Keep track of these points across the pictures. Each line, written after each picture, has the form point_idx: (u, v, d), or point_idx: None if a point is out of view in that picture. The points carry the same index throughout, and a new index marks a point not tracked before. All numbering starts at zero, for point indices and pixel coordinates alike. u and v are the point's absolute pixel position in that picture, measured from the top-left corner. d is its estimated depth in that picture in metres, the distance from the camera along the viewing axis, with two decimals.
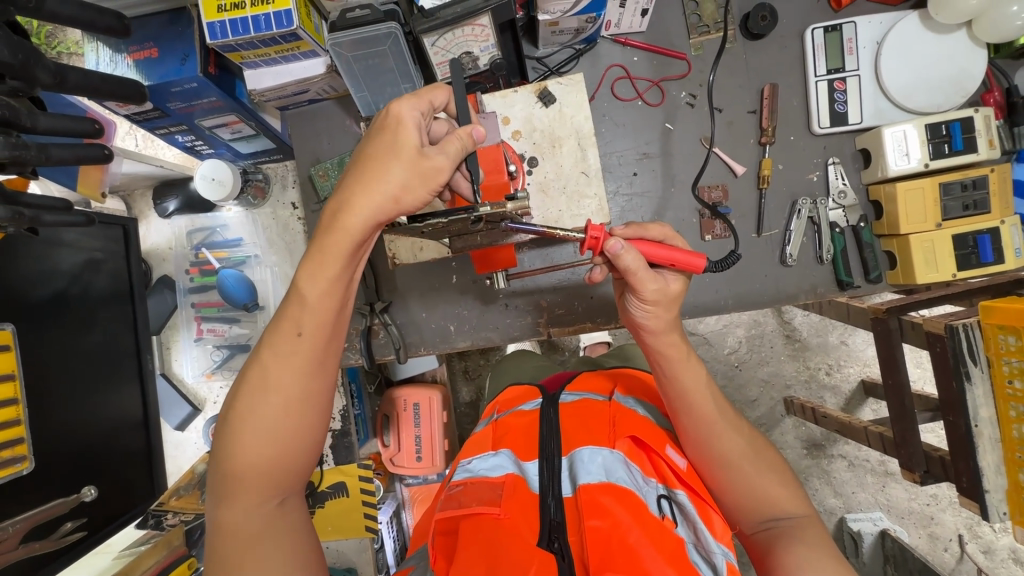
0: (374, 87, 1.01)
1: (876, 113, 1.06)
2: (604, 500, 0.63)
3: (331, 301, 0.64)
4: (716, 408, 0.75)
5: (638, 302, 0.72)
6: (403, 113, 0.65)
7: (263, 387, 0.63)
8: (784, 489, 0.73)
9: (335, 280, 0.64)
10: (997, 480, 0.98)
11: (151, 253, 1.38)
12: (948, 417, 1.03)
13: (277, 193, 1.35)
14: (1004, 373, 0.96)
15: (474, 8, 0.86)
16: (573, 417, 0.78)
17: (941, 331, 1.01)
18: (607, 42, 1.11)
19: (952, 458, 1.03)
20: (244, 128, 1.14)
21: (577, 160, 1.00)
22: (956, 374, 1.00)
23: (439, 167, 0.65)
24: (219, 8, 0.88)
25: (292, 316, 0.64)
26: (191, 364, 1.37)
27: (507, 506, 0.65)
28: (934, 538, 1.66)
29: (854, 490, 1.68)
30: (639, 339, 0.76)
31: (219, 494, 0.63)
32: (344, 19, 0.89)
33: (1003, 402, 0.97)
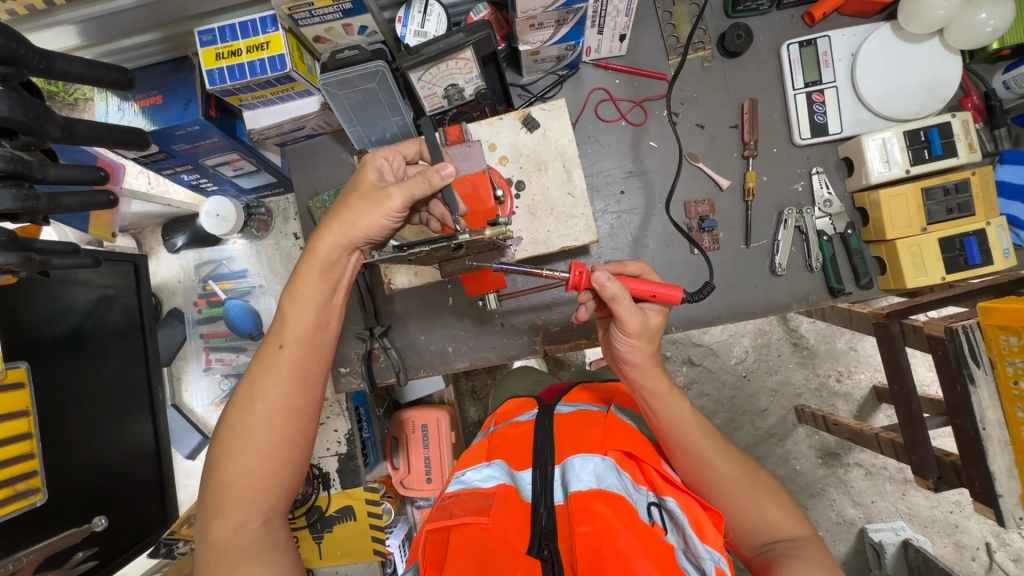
0: (365, 123, 1.06)
1: (856, 122, 1.08)
2: (595, 506, 0.64)
3: (309, 318, 0.77)
4: (703, 434, 0.77)
5: (622, 336, 0.76)
6: (374, 160, 0.83)
7: (248, 409, 0.74)
8: (781, 511, 0.74)
9: (311, 311, 0.77)
10: (1011, 484, 0.96)
11: (161, 286, 1.45)
12: (955, 421, 1.02)
13: (279, 224, 1.40)
14: (1008, 374, 0.95)
15: (456, 44, 0.91)
16: (568, 425, 0.79)
17: (941, 334, 1.01)
18: (590, 67, 1.15)
19: (963, 464, 1.02)
20: (245, 165, 1.20)
21: (563, 181, 1.03)
22: (960, 376, 0.99)
23: (387, 193, 0.76)
24: (217, 56, 0.94)
25: (275, 332, 0.77)
26: (202, 395, 1.40)
27: (496, 515, 0.66)
28: (960, 547, 1.61)
29: (873, 499, 1.65)
30: (624, 373, 0.80)
31: (211, 511, 0.72)
32: (334, 61, 0.94)
33: (1010, 403, 0.96)
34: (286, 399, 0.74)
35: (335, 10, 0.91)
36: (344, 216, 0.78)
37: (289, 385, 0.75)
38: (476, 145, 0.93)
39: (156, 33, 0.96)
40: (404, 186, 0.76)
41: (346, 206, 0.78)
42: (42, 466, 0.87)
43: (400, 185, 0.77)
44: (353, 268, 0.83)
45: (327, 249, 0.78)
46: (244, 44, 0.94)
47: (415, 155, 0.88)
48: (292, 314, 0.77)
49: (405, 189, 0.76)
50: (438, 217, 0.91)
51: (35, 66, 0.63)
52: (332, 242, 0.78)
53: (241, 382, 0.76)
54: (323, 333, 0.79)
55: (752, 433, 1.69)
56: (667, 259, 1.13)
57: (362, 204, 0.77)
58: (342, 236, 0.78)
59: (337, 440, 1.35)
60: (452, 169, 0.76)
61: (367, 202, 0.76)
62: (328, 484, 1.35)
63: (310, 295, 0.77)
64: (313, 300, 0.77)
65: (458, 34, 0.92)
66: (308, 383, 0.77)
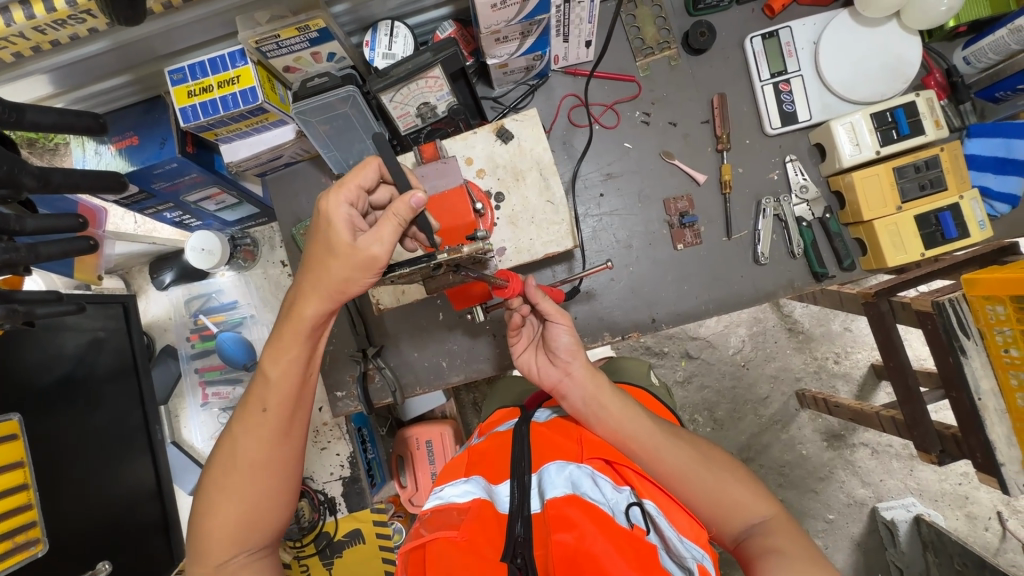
0: (341, 147, 1.05)
1: (824, 108, 1.09)
2: (571, 513, 0.65)
3: (292, 378, 0.76)
4: (654, 425, 0.78)
5: (554, 323, 0.85)
6: (336, 211, 0.72)
7: (232, 466, 0.73)
8: (752, 493, 0.73)
9: (297, 370, 0.76)
10: (1011, 451, 0.98)
11: (151, 325, 1.42)
12: (951, 394, 1.02)
13: (266, 253, 1.41)
14: (998, 343, 0.97)
15: (424, 62, 0.94)
16: (543, 432, 0.80)
17: (929, 309, 1.02)
18: (559, 75, 1.16)
19: (963, 435, 1.03)
20: (227, 198, 1.22)
21: (542, 189, 1.04)
22: (951, 349, 1.00)
23: (373, 256, 0.71)
24: (189, 94, 0.95)
25: (259, 393, 0.75)
26: (201, 430, 1.40)
27: (465, 530, 0.66)
28: (972, 518, 1.62)
29: (882, 477, 1.65)
30: (556, 364, 0.86)
31: (195, 564, 0.73)
32: (305, 89, 0.96)
33: (1003, 371, 0.98)
34: (270, 454, 0.74)
35: (302, 40, 0.92)
36: (325, 275, 0.73)
37: (273, 446, 0.74)
38: (451, 161, 0.96)
39: (127, 76, 0.97)
40: (386, 242, 0.71)
41: (328, 270, 0.73)
42: (41, 517, 0.86)
43: (383, 243, 0.71)
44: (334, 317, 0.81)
45: (309, 312, 0.75)
46: (214, 79, 0.95)
47: (373, 180, 0.75)
48: (275, 376, 0.75)
49: (382, 238, 0.71)
50: (422, 242, 0.87)
51: (5, 119, 0.64)
52: (315, 307, 0.75)
53: (224, 438, 0.75)
54: (305, 391, 0.78)
55: (756, 421, 1.69)
56: (652, 258, 1.14)
57: (339, 267, 0.72)
58: (326, 300, 0.75)
59: (339, 464, 1.35)
60: (422, 196, 0.70)
61: (352, 266, 0.71)
62: (334, 509, 1.35)
63: (293, 356, 0.75)
64: (296, 363, 0.76)
65: (425, 53, 0.95)
66: (291, 441, 0.76)
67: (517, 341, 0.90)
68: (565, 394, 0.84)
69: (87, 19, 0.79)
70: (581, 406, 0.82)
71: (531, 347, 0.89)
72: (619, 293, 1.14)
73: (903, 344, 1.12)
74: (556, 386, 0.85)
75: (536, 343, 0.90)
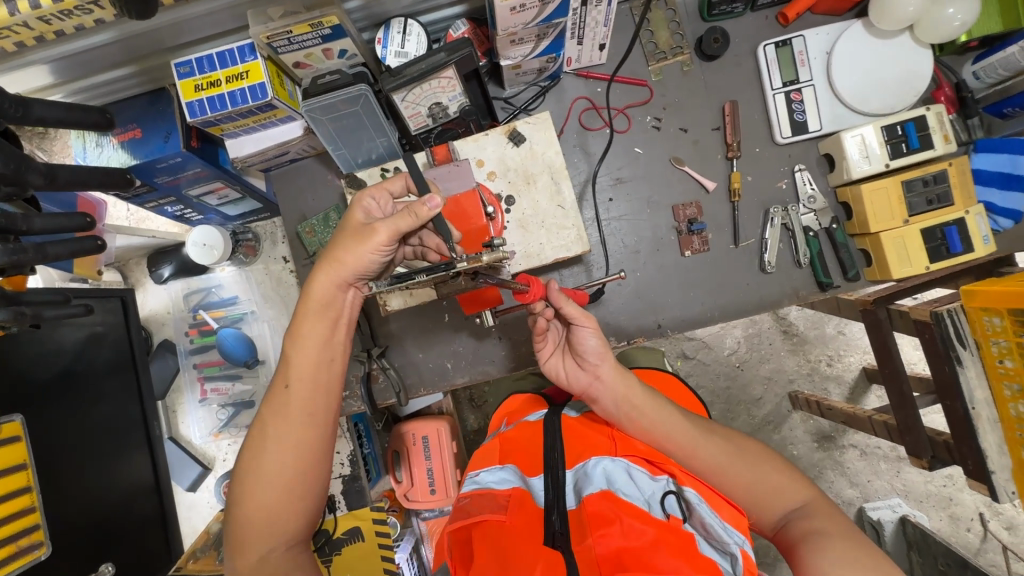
0: (351, 145, 1.04)
1: (835, 119, 1.09)
2: (608, 509, 0.66)
3: (313, 355, 0.77)
4: (688, 421, 0.80)
5: (581, 326, 0.82)
6: (360, 203, 0.79)
7: (261, 446, 0.74)
8: (788, 480, 0.75)
9: (314, 350, 0.77)
10: (1002, 460, 0.99)
11: (150, 318, 1.41)
12: (946, 401, 1.04)
13: (267, 249, 1.38)
14: (993, 354, 0.99)
15: (438, 62, 0.93)
16: (573, 429, 0.83)
17: (928, 318, 1.05)
18: (571, 77, 1.15)
19: (954, 441, 1.05)
20: (230, 193, 1.20)
21: (553, 194, 1.04)
22: (948, 358, 1.02)
23: (373, 230, 0.74)
24: (196, 88, 0.93)
25: (282, 371, 0.77)
26: (199, 426, 1.39)
27: (511, 513, 0.69)
28: (954, 519, 1.66)
29: (869, 478, 1.69)
30: (585, 368, 0.84)
31: (234, 546, 0.74)
32: (316, 86, 0.94)
33: (997, 382, 1.00)
34: (297, 431, 0.75)
35: (314, 37, 0.90)
36: (334, 255, 0.76)
37: (299, 423, 0.75)
38: (463, 164, 0.95)
39: (131, 68, 0.95)
40: (390, 222, 0.74)
41: (337, 249, 0.76)
42: (44, 518, 0.85)
43: (385, 219, 0.74)
44: (353, 306, 0.82)
45: (320, 289, 0.77)
46: (222, 74, 0.93)
47: (400, 189, 0.84)
48: (296, 354, 0.77)
49: (390, 224, 0.74)
50: (431, 248, 0.89)
51: (12, 115, 0.62)
52: (325, 283, 0.77)
53: (254, 422, 0.77)
54: (329, 369, 0.78)
55: (749, 421, 1.71)
56: (658, 264, 1.15)
57: (348, 242, 0.76)
58: (334, 276, 0.77)
59: (339, 462, 1.36)
60: (438, 198, 0.72)
61: (351, 240, 0.75)
62: (333, 507, 1.36)
63: (312, 333, 0.77)
64: (315, 340, 0.77)
65: (439, 53, 0.94)
66: (317, 420, 0.77)
67: (543, 346, 0.87)
68: (596, 398, 0.83)
69: (94, 10, 0.77)
70: (613, 409, 0.82)
71: (557, 352, 0.87)
72: (625, 298, 1.15)
73: (899, 352, 1.13)
74: (586, 390, 0.84)
75: (562, 347, 0.88)
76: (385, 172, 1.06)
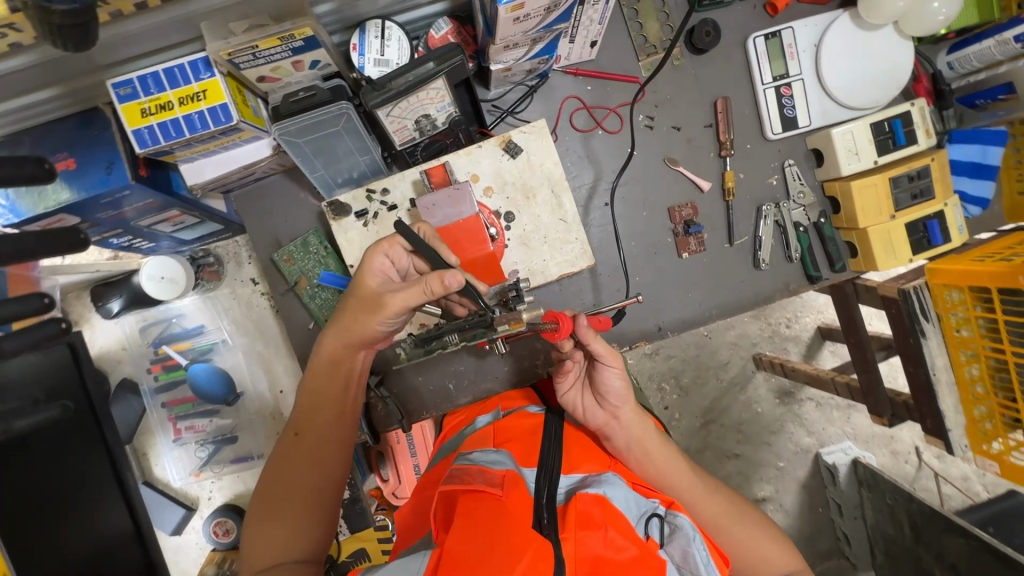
0: (329, 165, 0.94)
1: (823, 114, 1.09)
2: (598, 514, 0.63)
3: (322, 403, 0.80)
4: (695, 475, 0.83)
5: (604, 365, 0.79)
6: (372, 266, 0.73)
7: (264, 486, 0.74)
8: (775, 546, 0.82)
9: (324, 399, 0.79)
10: (957, 419, 1.11)
11: (103, 357, 1.26)
12: (909, 368, 1.14)
13: (233, 271, 1.26)
14: (951, 324, 1.10)
15: (428, 74, 0.84)
16: (572, 439, 0.83)
17: (894, 295, 1.11)
18: (559, 75, 1.08)
19: (915, 402, 1.15)
20: (187, 218, 1.06)
21: (554, 207, 0.99)
22: (913, 331, 1.10)
23: (385, 303, 0.69)
24: (143, 113, 0.79)
25: (292, 421, 0.80)
26: (176, 467, 1.29)
27: (506, 489, 0.65)
28: (896, 454, 1.82)
29: (824, 425, 1.81)
30: (603, 405, 0.83)
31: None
32: (290, 104, 0.83)
33: (954, 349, 1.10)
34: (299, 470, 0.75)
35: (284, 49, 0.78)
36: (344, 321, 0.76)
37: (302, 464, 0.75)
38: (462, 187, 0.87)
39: (57, 90, 0.78)
40: (404, 295, 0.68)
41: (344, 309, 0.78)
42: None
43: (398, 292, 0.68)
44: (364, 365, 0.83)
45: (330, 350, 0.79)
46: (174, 95, 0.80)
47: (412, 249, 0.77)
48: (306, 404, 0.79)
49: (404, 296, 0.68)
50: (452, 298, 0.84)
51: None
52: (333, 343, 0.78)
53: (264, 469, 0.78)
54: (338, 419, 0.80)
55: (717, 384, 1.79)
56: (656, 267, 1.14)
57: (356, 307, 0.74)
58: (342, 339, 0.77)
59: None
60: (456, 274, 0.65)
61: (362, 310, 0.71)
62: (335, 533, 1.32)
63: (321, 386, 0.79)
64: (325, 393, 0.80)
65: (427, 62, 0.84)
66: (321, 462, 0.76)
67: (562, 377, 0.86)
68: (609, 436, 0.83)
69: (11, 33, 0.62)
70: (624, 448, 0.82)
71: (577, 385, 0.86)
72: (625, 303, 1.13)
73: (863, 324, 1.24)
74: (601, 427, 0.83)
75: (582, 380, 0.86)
76: (371, 194, 0.96)
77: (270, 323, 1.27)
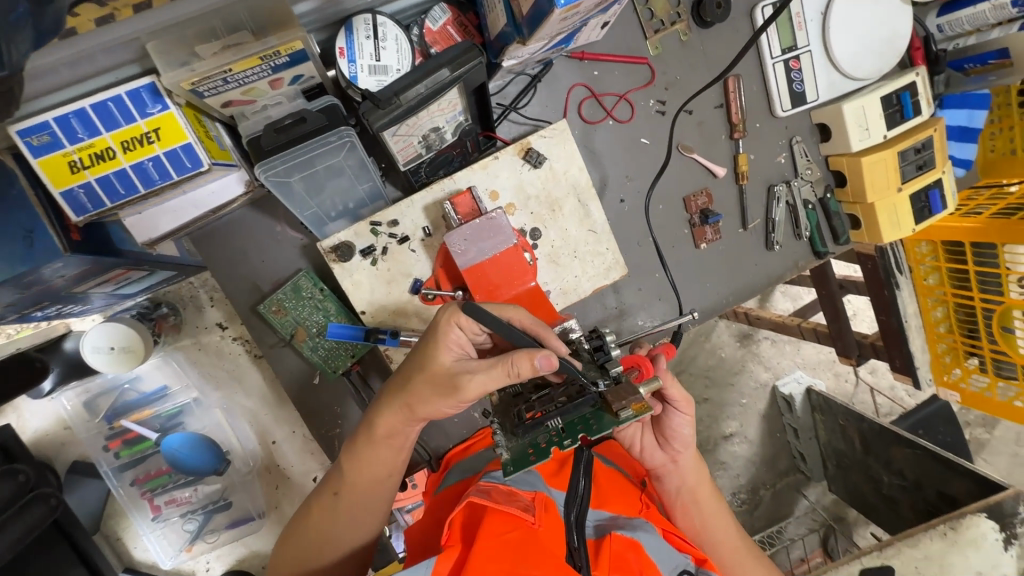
0: (321, 198, 0.78)
1: (830, 88, 1.06)
2: (632, 558, 0.58)
3: (370, 473, 0.69)
4: (738, 536, 0.79)
5: (676, 412, 0.72)
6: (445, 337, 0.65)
7: (300, 529, 0.72)
8: None
9: (372, 472, 0.69)
10: (922, 356, 1.24)
11: (43, 441, 1.06)
12: (881, 317, 1.25)
13: (193, 318, 1.04)
14: (921, 275, 1.21)
15: (444, 83, 0.69)
16: (607, 473, 0.75)
17: (871, 252, 1.21)
18: (563, 59, 0.95)
19: (885, 346, 1.28)
20: (134, 274, 0.84)
21: (582, 218, 0.89)
22: (888, 284, 1.21)
23: (462, 386, 0.60)
24: (73, 166, 0.59)
25: (334, 477, 0.72)
26: (161, 547, 1.12)
27: (540, 518, 0.60)
28: (838, 375, 1.67)
29: (778, 359, 1.64)
30: (664, 449, 0.76)
31: None
32: (275, 134, 0.67)
33: (922, 296, 1.22)
34: (336, 531, 0.71)
35: (265, 68, 0.61)
36: (408, 401, 0.66)
37: (340, 527, 0.71)
38: (495, 216, 0.78)
39: None
40: (483, 380, 0.59)
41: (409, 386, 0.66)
42: None
43: (476, 375, 0.59)
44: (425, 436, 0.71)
45: (387, 424, 0.67)
46: (114, 138, 0.60)
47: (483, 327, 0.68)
48: (350, 469, 0.70)
49: (483, 379, 0.59)
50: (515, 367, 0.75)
51: None
52: (392, 419, 0.67)
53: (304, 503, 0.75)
54: (384, 486, 0.71)
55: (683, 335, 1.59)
56: (675, 261, 1.09)
57: (426, 388, 0.64)
58: (404, 418, 0.66)
59: None
60: (548, 359, 0.57)
61: (436, 393, 0.63)
62: None
63: (372, 457, 0.69)
64: (374, 464, 0.69)
65: (440, 68, 0.69)
66: (358, 526, 0.71)
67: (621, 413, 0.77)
68: (661, 478, 0.78)
69: None
70: (674, 494, 0.78)
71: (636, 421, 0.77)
72: (647, 302, 1.08)
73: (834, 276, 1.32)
74: (656, 469, 0.77)
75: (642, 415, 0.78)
76: (376, 226, 0.82)
77: (249, 371, 1.08)
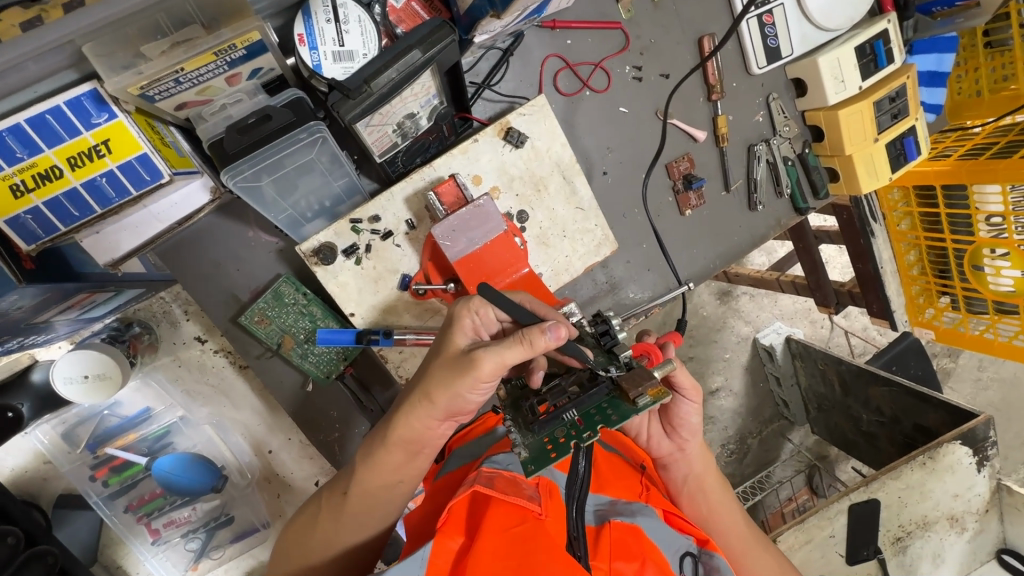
0: (292, 199, 0.73)
1: (803, 41, 1.04)
2: (632, 541, 0.58)
3: (382, 479, 0.67)
4: (747, 525, 0.79)
5: (684, 399, 0.72)
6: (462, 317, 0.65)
7: (309, 526, 0.71)
8: None
9: (383, 477, 0.67)
10: (899, 300, 1.27)
11: (22, 478, 1.01)
12: (858, 265, 1.28)
13: (168, 334, 0.98)
14: (894, 223, 1.23)
15: (416, 67, 0.65)
16: (609, 459, 0.75)
17: (847, 202, 1.21)
18: (534, 29, 0.90)
19: (862, 292, 1.31)
20: (98, 297, 0.78)
21: (568, 196, 0.87)
22: (864, 233, 1.22)
23: (474, 362, 0.58)
24: (15, 189, 0.54)
25: (345, 477, 0.70)
26: (164, 569, 1.09)
27: (546, 506, 0.59)
28: (813, 322, 1.69)
29: (758, 312, 1.63)
30: (670, 437, 0.76)
31: None
32: (240, 135, 0.62)
33: (897, 243, 1.24)
34: (343, 533, 0.69)
35: (219, 65, 0.56)
36: (424, 389, 0.62)
37: (347, 528, 0.69)
38: (484, 203, 0.75)
39: None
40: (496, 352, 0.57)
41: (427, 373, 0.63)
42: None
43: (489, 346, 0.58)
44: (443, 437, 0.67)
45: (404, 426, 0.64)
46: (58, 155, 0.55)
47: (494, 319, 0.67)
48: (362, 471, 0.67)
49: (494, 351, 0.57)
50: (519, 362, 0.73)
51: None
52: (409, 418, 0.64)
53: (313, 498, 0.74)
54: (393, 492, 0.68)
55: None
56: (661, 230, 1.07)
57: (441, 372, 0.61)
58: (424, 413, 0.63)
59: None
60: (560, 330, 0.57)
61: (451, 372, 0.60)
62: None
63: (383, 461, 0.66)
64: (386, 467, 0.66)
65: (411, 50, 0.64)
66: (366, 529, 0.70)
67: None
68: (668, 464, 0.78)
69: None
70: (680, 480, 0.78)
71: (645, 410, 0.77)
72: (636, 273, 1.07)
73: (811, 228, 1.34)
74: (663, 457, 0.78)
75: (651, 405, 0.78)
76: (356, 224, 0.78)
77: (235, 383, 1.03)
